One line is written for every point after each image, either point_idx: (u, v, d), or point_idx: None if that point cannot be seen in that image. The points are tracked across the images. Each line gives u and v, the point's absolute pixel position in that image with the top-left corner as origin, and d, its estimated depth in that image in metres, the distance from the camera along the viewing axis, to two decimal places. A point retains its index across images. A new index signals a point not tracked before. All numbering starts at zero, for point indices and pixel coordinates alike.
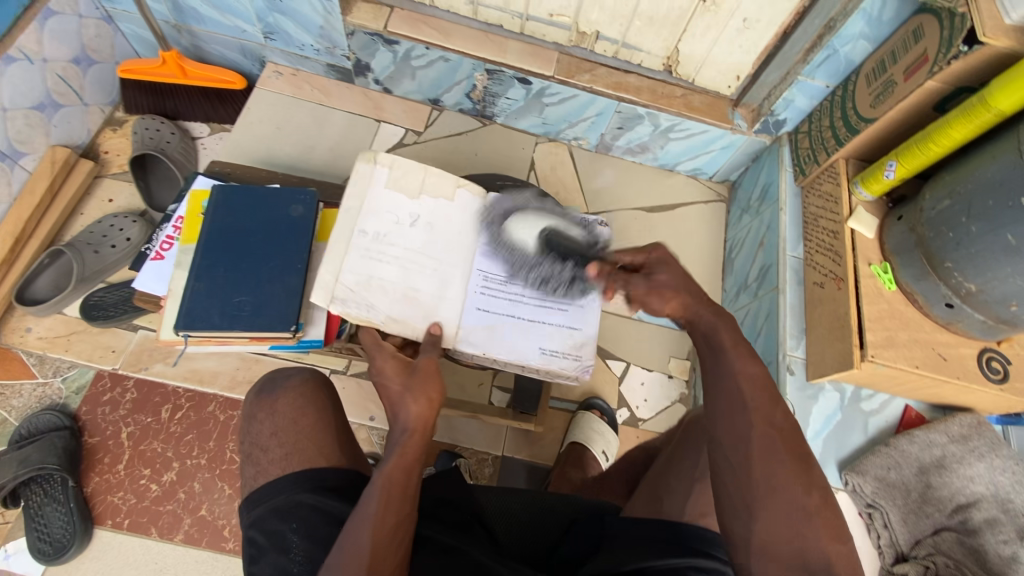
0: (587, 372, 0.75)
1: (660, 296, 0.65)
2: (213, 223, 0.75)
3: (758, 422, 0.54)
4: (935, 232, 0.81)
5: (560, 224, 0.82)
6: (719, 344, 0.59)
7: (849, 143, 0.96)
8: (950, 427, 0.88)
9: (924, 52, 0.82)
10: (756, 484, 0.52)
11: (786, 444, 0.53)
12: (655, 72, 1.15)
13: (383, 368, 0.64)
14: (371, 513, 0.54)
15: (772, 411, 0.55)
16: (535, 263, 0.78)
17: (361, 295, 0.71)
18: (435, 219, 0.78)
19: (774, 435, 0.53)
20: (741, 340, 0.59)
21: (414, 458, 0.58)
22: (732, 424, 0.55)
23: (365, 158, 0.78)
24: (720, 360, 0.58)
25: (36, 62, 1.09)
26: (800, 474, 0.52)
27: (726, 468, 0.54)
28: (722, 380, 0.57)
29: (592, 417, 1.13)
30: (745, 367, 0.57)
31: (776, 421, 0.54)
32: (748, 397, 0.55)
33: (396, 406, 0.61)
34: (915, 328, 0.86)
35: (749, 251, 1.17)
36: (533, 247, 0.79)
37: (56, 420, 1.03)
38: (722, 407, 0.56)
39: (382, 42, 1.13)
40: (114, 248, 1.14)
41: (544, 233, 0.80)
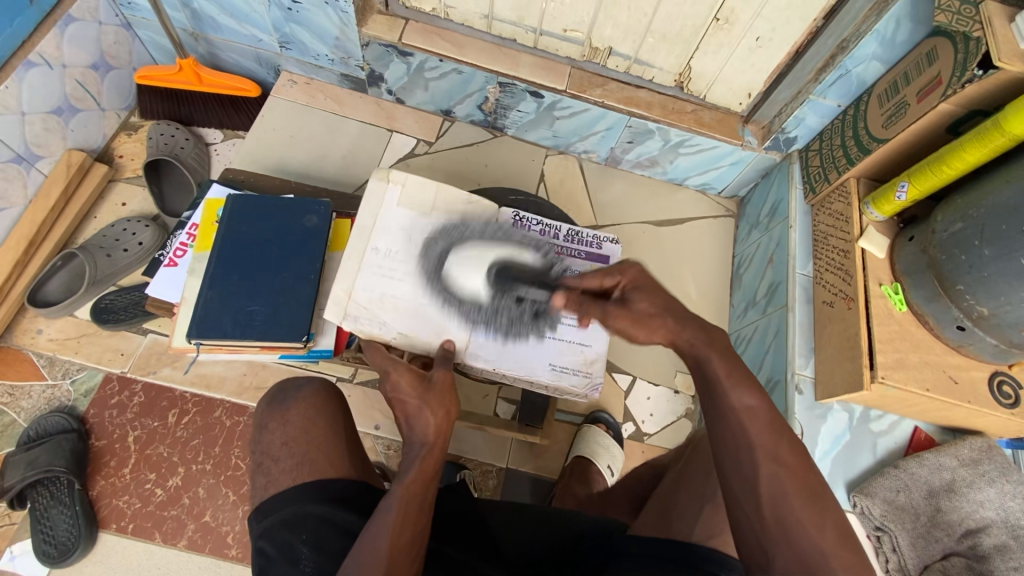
0: (597, 390, 0.75)
1: (643, 327, 0.61)
2: (227, 232, 0.75)
3: (762, 458, 0.52)
4: (947, 254, 0.81)
5: (513, 253, 0.77)
6: (712, 376, 0.56)
7: (860, 163, 0.97)
8: (960, 450, 0.87)
9: (937, 75, 0.83)
10: (767, 524, 0.50)
11: (795, 481, 0.51)
12: (667, 88, 1.15)
13: (398, 382, 0.65)
14: (388, 521, 0.56)
15: (777, 445, 0.52)
16: (490, 304, 0.74)
17: (373, 312, 0.73)
18: (446, 235, 0.78)
19: (781, 472, 0.51)
20: (737, 370, 0.56)
21: (430, 468, 0.61)
22: (738, 462, 0.53)
23: (377, 176, 0.79)
24: (717, 395, 0.55)
25: (55, 67, 1.10)
26: (812, 510, 0.50)
27: (738, 509, 0.52)
28: (722, 415, 0.55)
29: (598, 431, 1.13)
30: (746, 401, 0.54)
31: (781, 456, 0.51)
32: (749, 432, 0.53)
33: (414, 420, 0.63)
34: (925, 350, 0.86)
35: (758, 267, 1.17)
36: (481, 291, 0.74)
37: (64, 422, 1.04)
38: (727, 443, 0.54)
39: (396, 54, 1.14)
40: (126, 251, 1.15)
41: (492, 270, 0.74)
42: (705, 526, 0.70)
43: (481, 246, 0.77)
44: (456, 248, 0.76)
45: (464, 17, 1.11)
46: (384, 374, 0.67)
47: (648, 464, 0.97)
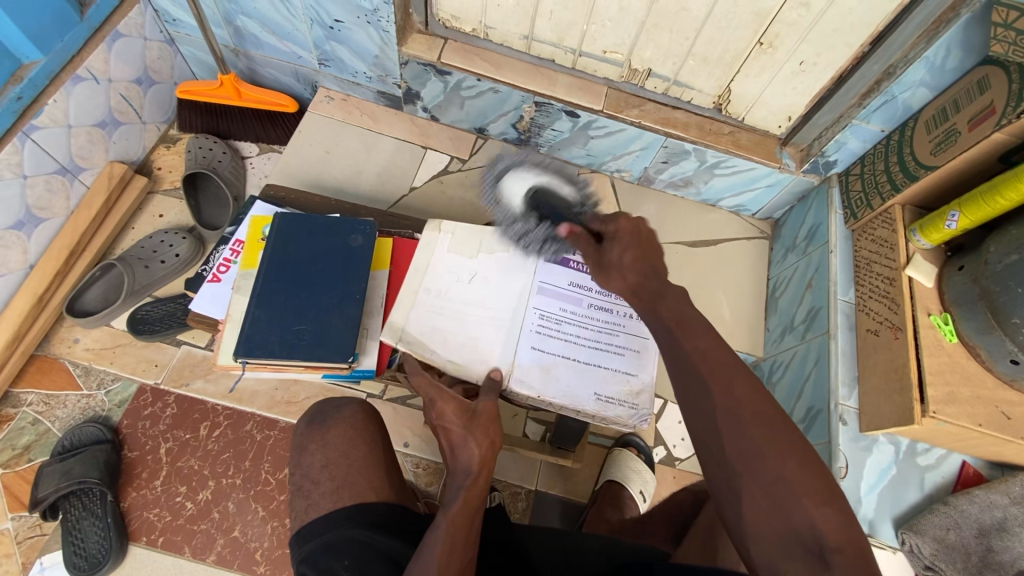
0: (645, 422, 0.73)
1: (609, 276, 0.65)
2: (275, 250, 0.75)
3: (718, 394, 0.54)
4: (1002, 286, 0.79)
5: (552, 182, 0.80)
6: (667, 322, 0.59)
7: (906, 189, 0.95)
8: (1011, 488, 0.84)
9: (991, 103, 0.81)
10: (731, 459, 0.52)
11: (751, 413, 0.52)
12: (704, 110, 1.15)
13: (443, 411, 0.66)
14: (434, 557, 0.55)
15: (733, 382, 0.54)
16: (517, 219, 0.80)
17: (426, 344, 0.75)
18: (495, 273, 0.80)
19: (740, 406, 0.53)
20: (690, 317, 0.58)
21: (475, 498, 0.61)
22: (697, 404, 0.55)
23: (429, 224, 0.82)
24: (671, 339, 0.58)
25: (102, 81, 1.12)
26: (768, 437, 0.51)
27: (704, 450, 0.54)
28: (678, 359, 0.57)
29: (629, 455, 1.11)
30: (695, 342, 0.56)
31: (736, 390, 0.53)
32: (704, 370, 0.55)
33: (458, 449, 0.63)
34: (977, 383, 0.84)
35: (795, 292, 1.15)
36: (517, 203, 0.80)
37: (98, 433, 1.04)
38: (687, 386, 0.56)
39: (434, 72, 1.15)
40: (164, 263, 1.16)
41: (531, 190, 0.79)
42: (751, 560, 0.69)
43: (527, 172, 0.81)
44: (511, 167, 0.81)
45: (504, 37, 1.12)
46: (430, 402, 0.67)
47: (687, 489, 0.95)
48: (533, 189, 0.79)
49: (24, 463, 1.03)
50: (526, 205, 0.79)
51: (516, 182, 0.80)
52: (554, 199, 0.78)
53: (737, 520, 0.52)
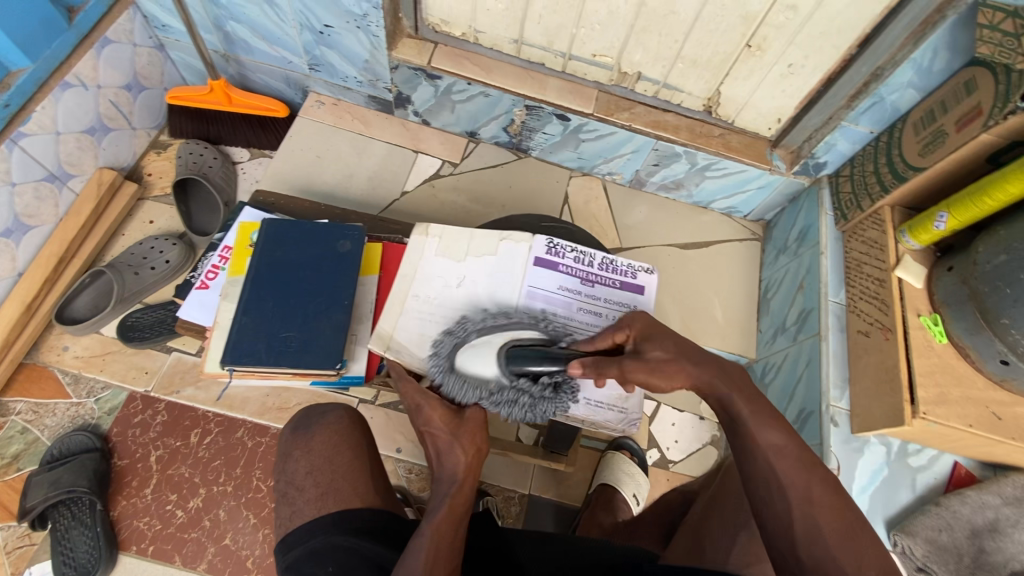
0: (633, 426, 0.73)
1: (664, 376, 0.60)
2: (262, 256, 0.75)
3: (793, 496, 0.56)
4: (991, 287, 0.79)
5: (518, 332, 0.71)
6: (739, 416, 0.60)
7: (896, 191, 0.95)
8: (1003, 488, 0.84)
9: (978, 104, 0.82)
10: (805, 565, 0.54)
11: (827, 516, 0.54)
12: (695, 112, 1.15)
13: (430, 418, 0.69)
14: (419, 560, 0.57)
15: (807, 481, 0.56)
16: (502, 389, 0.70)
17: (414, 351, 0.74)
18: (483, 278, 0.79)
19: (812, 503, 0.55)
20: (763, 410, 0.59)
21: (461, 502, 0.65)
22: (771, 496, 0.57)
23: (417, 229, 0.81)
24: (743, 434, 0.59)
25: (91, 88, 1.12)
26: (848, 549, 0.53)
27: (777, 551, 0.56)
28: (751, 452, 0.59)
29: (623, 458, 1.11)
30: (771, 437, 0.58)
31: (812, 495, 0.55)
32: (780, 473, 0.57)
33: (445, 456, 0.67)
34: (967, 384, 0.84)
35: (787, 294, 1.16)
36: (493, 377, 0.70)
37: (88, 441, 1.03)
38: (757, 477, 0.58)
39: (424, 76, 1.15)
40: (154, 270, 1.15)
41: (502, 358, 0.69)
42: (739, 558, 0.69)
43: (492, 335, 0.72)
44: (465, 342, 0.71)
45: (494, 41, 1.12)
46: (418, 409, 0.70)
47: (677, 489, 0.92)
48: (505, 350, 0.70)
49: (12, 472, 1.03)
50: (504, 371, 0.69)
51: (479, 356, 0.70)
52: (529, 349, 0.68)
53: None
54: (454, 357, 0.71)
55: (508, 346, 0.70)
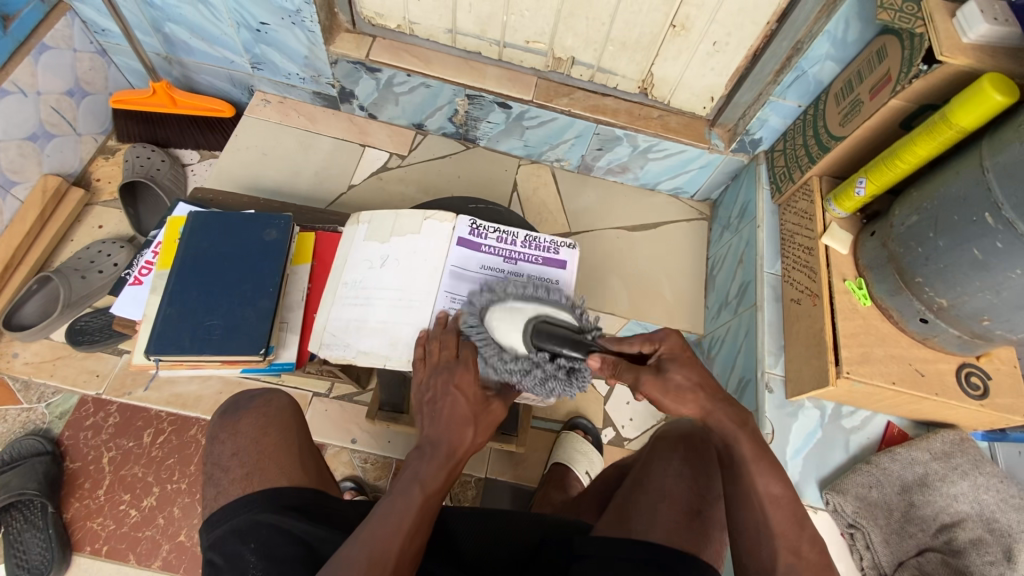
0: (551, 395, 0.76)
1: (675, 399, 0.61)
2: (188, 248, 0.77)
3: (783, 547, 0.56)
4: (906, 247, 0.81)
5: (552, 311, 0.67)
6: (741, 458, 0.59)
7: (821, 161, 0.97)
8: (932, 444, 0.87)
9: (887, 71, 0.84)
10: None
11: (810, 574, 0.55)
12: (632, 95, 1.17)
13: (465, 384, 0.67)
14: (405, 527, 0.54)
15: (797, 536, 0.56)
16: (522, 359, 0.67)
17: (341, 336, 0.76)
18: (405, 257, 0.81)
19: (798, 562, 0.55)
20: (766, 456, 0.59)
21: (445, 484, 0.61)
22: (755, 542, 0.57)
23: (352, 219, 0.85)
24: (744, 478, 0.59)
25: (30, 95, 1.12)
26: None
27: None
28: (748, 497, 0.58)
29: (576, 437, 1.13)
30: (769, 487, 0.58)
31: (801, 548, 0.56)
32: (773, 519, 0.57)
33: (455, 426, 0.64)
34: (891, 343, 0.86)
35: (729, 268, 1.18)
36: (518, 344, 0.67)
37: (38, 445, 1.03)
38: (748, 525, 0.58)
39: (364, 70, 1.16)
40: (101, 273, 1.16)
41: (530, 323, 0.66)
42: (664, 531, 0.68)
43: (523, 301, 0.70)
44: (494, 303, 0.70)
45: (429, 32, 1.13)
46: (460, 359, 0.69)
47: (614, 464, 0.92)
48: (533, 321, 0.66)
49: None
50: (529, 344, 0.66)
51: (508, 321, 0.68)
52: (558, 326, 0.65)
53: None
54: (486, 314, 0.70)
55: (536, 318, 0.66)
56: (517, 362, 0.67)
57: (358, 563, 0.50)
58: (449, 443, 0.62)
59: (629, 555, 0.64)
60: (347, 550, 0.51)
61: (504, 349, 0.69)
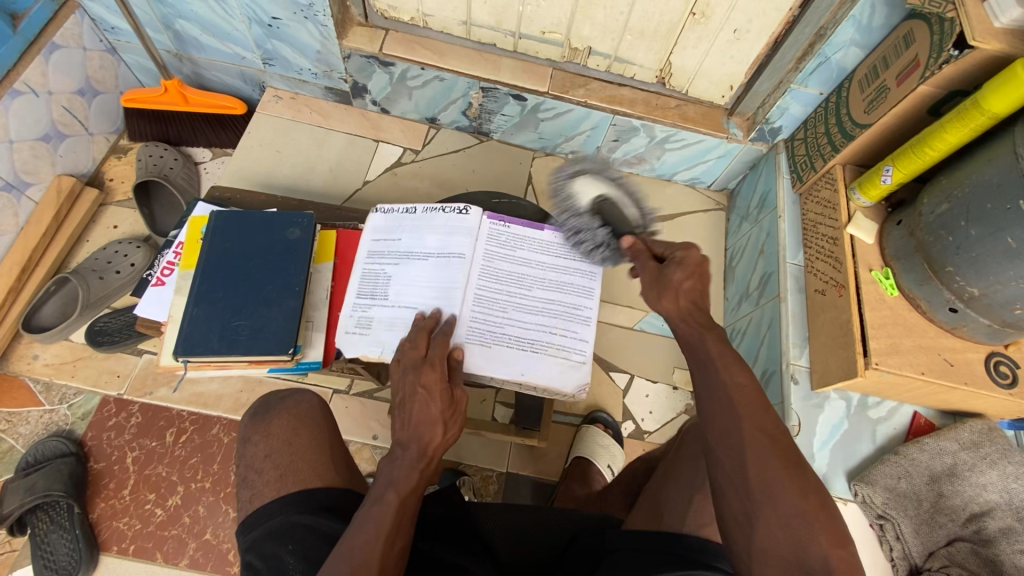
0: (583, 392, 0.74)
1: (659, 291, 0.62)
2: (212, 248, 0.77)
3: (748, 427, 0.51)
4: (935, 236, 0.81)
5: (621, 199, 0.76)
6: (705, 354, 0.56)
7: (844, 149, 0.96)
8: (960, 434, 0.86)
9: (915, 57, 0.82)
10: (749, 489, 0.49)
11: (778, 451, 0.49)
12: (649, 84, 1.15)
13: (425, 383, 0.64)
14: (380, 529, 0.55)
15: (765, 418, 0.52)
16: (574, 217, 0.77)
17: (370, 335, 0.75)
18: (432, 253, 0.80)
19: (766, 439, 0.50)
20: (732, 351, 0.56)
21: (424, 481, 0.62)
22: (725, 433, 0.52)
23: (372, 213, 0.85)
24: (709, 371, 0.55)
25: (42, 94, 1.11)
26: (795, 479, 0.48)
27: (720, 473, 0.51)
28: (711, 387, 0.54)
29: (597, 431, 1.12)
30: (733, 376, 0.54)
31: (767, 427, 0.51)
32: (738, 403, 0.52)
33: (424, 429, 0.62)
34: (919, 333, 0.85)
35: (749, 259, 1.17)
36: (580, 203, 0.76)
37: (62, 446, 1.04)
38: (715, 417, 0.53)
39: (377, 64, 1.15)
40: (119, 273, 1.16)
41: (600, 197, 0.76)
42: (695, 522, 0.68)
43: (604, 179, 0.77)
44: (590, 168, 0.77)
45: (443, 24, 1.12)
46: (416, 367, 0.66)
47: (641, 459, 0.93)
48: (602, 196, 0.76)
49: None
50: (588, 206, 0.76)
51: (589, 183, 0.76)
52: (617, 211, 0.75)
53: (746, 550, 0.48)
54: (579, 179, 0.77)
55: (601, 195, 0.76)
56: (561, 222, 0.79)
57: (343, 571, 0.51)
58: (419, 443, 0.62)
59: (664, 547, 0.64)
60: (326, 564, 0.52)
61: (566, 197, 0.78)
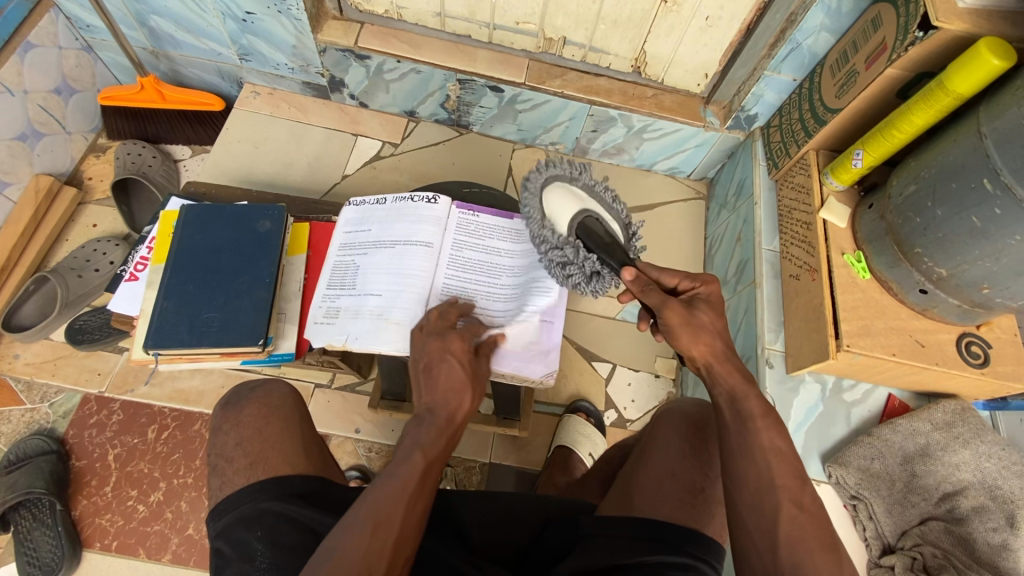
0: (551, 376, 0.74)
1: (692, 331, 0.58)
2: (183, 241, 0.77)
3: (788, 504, 0.53)
4: (903, 218, 0.81)
5: (601, 213, 0.67)
6: (746, 414, 0.56)
7: (817, 134, 0.97)
8: (933, 414, 0.87)
9: (882, 40, 0.82)
10: (780, 566, 0.51)
11: (813, 529, 0.52)
12: (625, 74, 1.16)
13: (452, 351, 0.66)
14: (403, 492, 0.54)
15: (799, 490, 0.54)
16: (558, 246, 0.65)
17: (338, 324, 0.76)
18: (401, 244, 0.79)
19: (801, 516, 0.53)
20: (771, 412, 0.56)
21: (448, 448, 0.62)
22: (758, 499, 0.54)
23: (345, 205, 0.85)
24: (748, 432, 0.56)
25: (18, 94, 1.11)
26: (828, 559, 0.51)
27: (748, 540, 0.54)
28: (750, 452, 0.55)
29: (579, 420, 1.13)
30: (772, 441, 0.55)
31: (803, 500, 0.53)
32: (777, 474, 0.54)
33: (450, 394, 0.63)
34: (890, 315, 0.86)
35: (727, 246, 1.18)
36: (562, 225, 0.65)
37: (43, 444, 1.04)
38: (750, 481, 0.54)
39: (353, 58, 1.15)
40: (98, 272, 1.16)
41: (580, 214, 0.65)
42: (667, 507, 0.68)
43: (570, 193, 0.66)
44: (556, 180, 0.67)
45: (418, 17, 1.12)
46: (443, 335, 0.67)
47: (618, 445, 0.93)
48: (583, 215, 0.65)
49: None
50: (569, 229, 0.65)
51: (564, 201, 0.66)
52: (603, 229, 0.64)
53: None
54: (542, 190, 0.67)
55: (586, 214, 0.65)
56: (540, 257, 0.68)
57: (364, 531, 0.51)
58: (446, 409, 0.62)
59: (634, 530, 0.65)
60: (347, 522, 0.52)
61: (544, 221, 0.66)
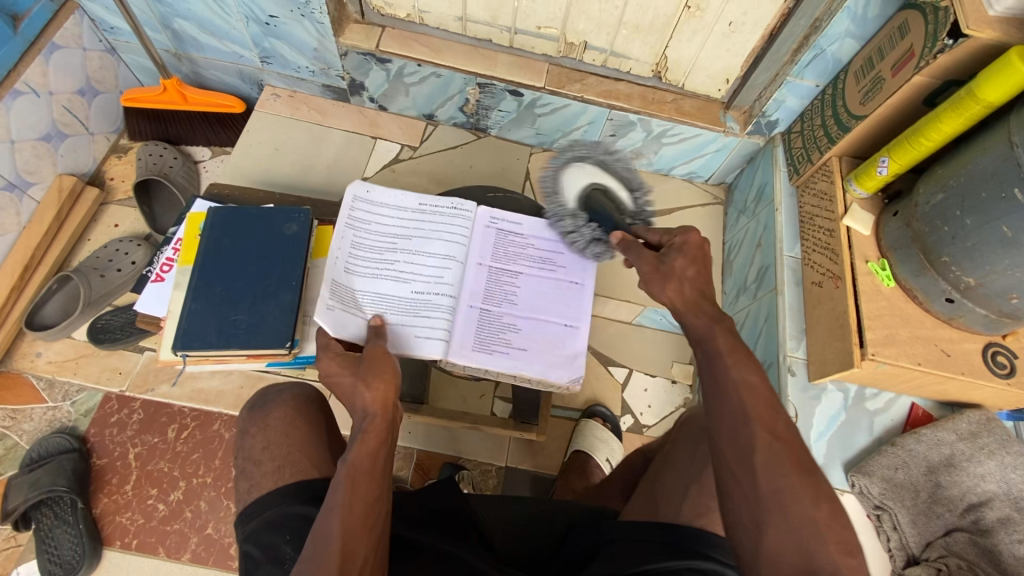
0: (578, 381, 0.77)
1: (662, 279, 0.62)
2: (209, 244, 0.77)
3: (759, 431, 0.49)
4: (931, 226, 0.80)
5: (610, 183, 0.76)
6: (714, 349, 0.55)
7: (841, 141, 0.96)
8: (958, 425, 0.86)
9: (910, 47, 0.82)
10: (758, 491, 0.47)
11: (789, 455, 0.48)
12: (645, 79, 1.15)
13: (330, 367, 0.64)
14: (338, 502, 0.52)
15: (775, 420, 0.50)
16: (569, 214, 0.78)
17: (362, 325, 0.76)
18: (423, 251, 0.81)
19: (777, 444, 0.49)
20: (741, 347, 0.54)
21: (379, 438, 0.58)
22: (731, 431, 0.50)
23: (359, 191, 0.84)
24: (718, 368, 0.54)
25: (43, 95, 1.12)
26: (806, 482, 0.47)
27: (727, 481, 0.50)
28: (721, 391, 0.52)
29: (596, 425, 1.12)
30: (744, 375, 0.52)
31: (776, 428, 0.49)
32: (748, 405, 0.51)
33: (352, 398, 0.61)
34: (916, 324, 0.85)
35: (747, 251, 1.17)
36: (570, 200, 0.78)
37: (65, 443, 1.05)
38: (723, 420, 0.51)
39: (374, 61, 1.15)
40: (120, 271, 1.17)
41: (586, 193, 0.76)
42: (692, 514, 0.68)
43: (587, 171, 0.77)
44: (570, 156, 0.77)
45: (439, 21, 1.12)
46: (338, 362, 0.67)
47: (638, 451, 0.92)
48: (589, 190, 0.76)
49: None
50: (578, 201, 0.77)
51: (573, 177, 0.77)
52: (607, 203, 0.75)
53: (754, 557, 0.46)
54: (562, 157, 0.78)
55: (592, 185, 0.76)
56: (563, 219, 0.79)
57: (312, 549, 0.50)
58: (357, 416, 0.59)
59: (661, 537, 0.65)
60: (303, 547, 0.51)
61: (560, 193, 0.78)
